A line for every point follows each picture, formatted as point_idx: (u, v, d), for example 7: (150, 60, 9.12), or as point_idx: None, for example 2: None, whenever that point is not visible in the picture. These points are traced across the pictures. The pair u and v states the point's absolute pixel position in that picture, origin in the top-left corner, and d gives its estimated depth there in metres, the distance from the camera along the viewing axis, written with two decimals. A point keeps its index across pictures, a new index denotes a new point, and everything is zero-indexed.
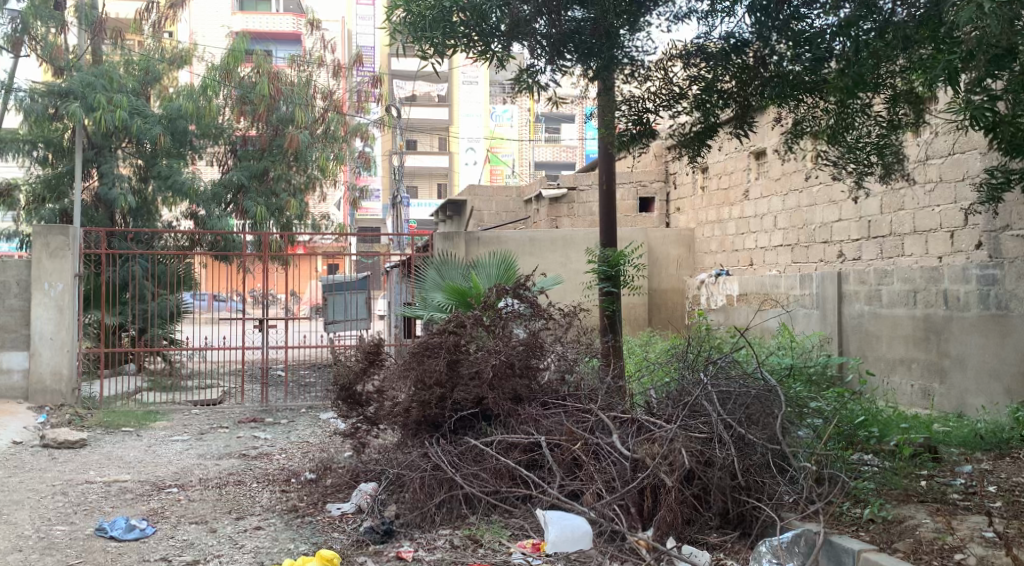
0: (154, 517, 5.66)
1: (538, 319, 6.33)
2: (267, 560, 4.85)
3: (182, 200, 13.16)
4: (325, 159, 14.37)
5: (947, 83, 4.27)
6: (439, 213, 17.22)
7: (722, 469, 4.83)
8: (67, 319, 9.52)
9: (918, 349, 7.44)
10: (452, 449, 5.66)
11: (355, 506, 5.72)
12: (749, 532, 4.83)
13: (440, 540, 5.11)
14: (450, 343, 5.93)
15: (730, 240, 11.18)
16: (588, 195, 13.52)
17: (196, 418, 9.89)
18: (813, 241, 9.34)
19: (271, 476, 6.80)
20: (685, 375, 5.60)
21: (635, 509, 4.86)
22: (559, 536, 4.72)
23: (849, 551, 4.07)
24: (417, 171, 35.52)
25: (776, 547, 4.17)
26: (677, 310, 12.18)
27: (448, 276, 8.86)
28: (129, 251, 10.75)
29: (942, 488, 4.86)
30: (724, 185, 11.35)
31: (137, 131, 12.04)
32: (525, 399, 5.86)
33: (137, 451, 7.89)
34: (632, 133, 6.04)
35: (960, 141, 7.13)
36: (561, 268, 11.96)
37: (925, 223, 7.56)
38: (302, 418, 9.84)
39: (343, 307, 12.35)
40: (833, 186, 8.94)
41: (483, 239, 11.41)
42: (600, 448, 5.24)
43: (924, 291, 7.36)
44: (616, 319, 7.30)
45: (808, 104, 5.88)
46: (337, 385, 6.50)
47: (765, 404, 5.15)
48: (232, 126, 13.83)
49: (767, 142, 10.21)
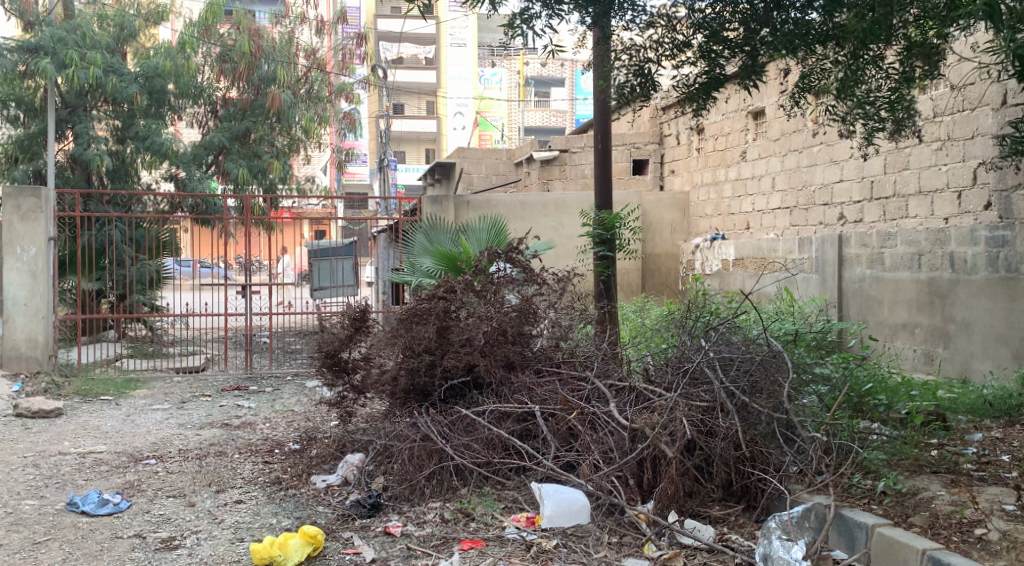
0: (130, 490, 5.40)
1: (531, 285, 6.06)
2: (247, 537, 4.60)
3: (162, 163, 12.78)
4: (309, 120, 13.88)
5: (992, 21, 3.96)
6: (427, 176, 16.85)
7: (725, 440, 4.64)
8: (42, 285, 9.19)
9: (921, 314, 7.22)
10: (442, 419, 5.41)
11: (342, 478, 5.49)
12: (754, 505, 4.63)
13: (430, 514, 4.86)
14: (439, 310, 5.67)
15: (726, 203, 10.89)
16: (580, 158, 13.17)
17: (178, 386, 9.62)
18: (813, 203, 9.08)
19: (253, 446, 6.55)
20: (684, 341, 5.36)
21: (634, 481, 4.67)
22: (556, 511, 4.47)
23: (862, 526, 3.85)
24: (405, 136, 34.91)
25: (786, 522, 3.90)
26: (672, 276, 11.95)
27: (437, 240, 8.57)
28: (105, 213, 10.40)
29: (954, 458, 4.65)
30: (720, 146, 11.03)
31: (113, 90, 11.64)
32: (518, 366, 5.61)
33: (115, 421, 7.61)
34: (635, 85, 5.62)
35: (971, 95, 6.82)
36: (554, 232, 11.66)
37: (930, 182, 7.30)
38: (287, 386, 9.59)
39: (328, 274, 12.09)
40: (835, 145, 8.64)
41: (473, 202, 11.09)
42: (597, 417, 5.04)
43: (929, 254, 7.15)
44: (611, 285, 7.05)
45: (817, 56, 5.59)
46: (322, 352, 6.23)
47: (770, 371, 4.92)
48: (212, 86, 13.45)
49: (766, 100, 9.90)
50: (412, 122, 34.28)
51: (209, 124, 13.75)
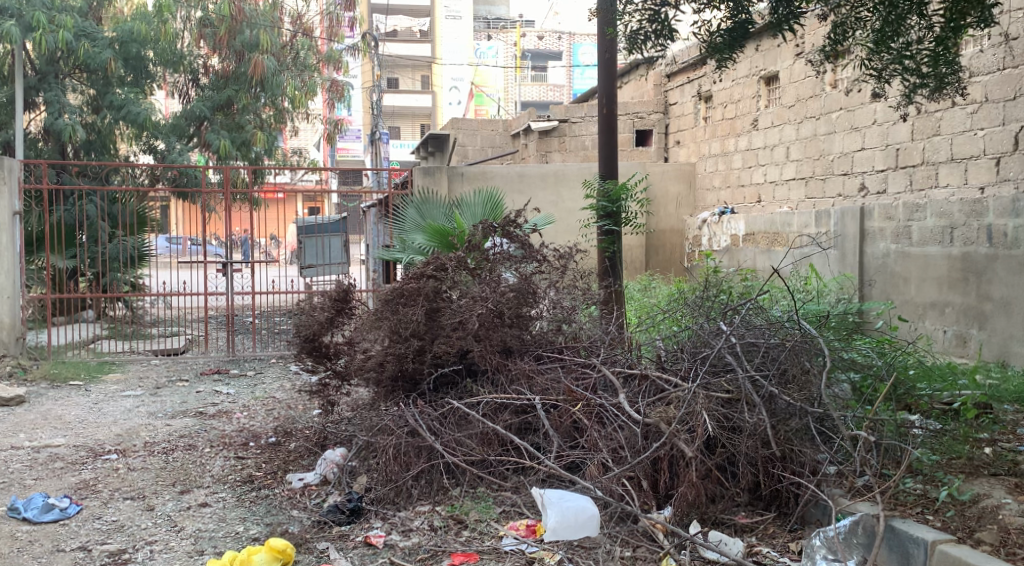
0: (82, 492, 4.84)
1: (530, 262, 5.51)
2: (208, 549, 4.04)
3: (140, 135, 12.16)
4: (295, 89, 13.16)
5: None
6: (420, 149, 16.20)
7: (752, 437, 4.06)
8: (6, 262, 8.59)
9: (953, 292, 6.64)
10: (432, 412, 4.84)
11: (320, 477, 4.93)
12: (786, 512, 4.05)
13: (418, 520, 4.30)
14: (429, 289, 5.08)
15: (735, 175, 10.29)
16: (581, 128, 12.57)
17: (154, 369, 9.05)
18: (831, 173, 8.50)
19: (227, 439, 5.97)
20: (703, 325, 4.80)
21: (648, 484, 4.11)
22: (561, 522, 3.80)
23: (919, 541, 3.30)
24: (400, 111, 33.62)
25: (832, 539, 3.41)
26: (677, 252, 11.33)
27: (429, 215, 7.94)
28: (76, 186, 9.77)
29: (1013, 457, 4.06)
30: (729, 114, 10.39)
31: (84, 56, 10.99)
32: (515, 352, 5.05)
33: (80, 409, 7.04)
34: (649, 32, 5.05)
35: (1012, 52, 6.25)
36: (554, 206, 11.07)
37: (964, 149, 6.75)
38: (271, 370, 9.01)
39: (317, 253, 11.13)
40: (857, 110, 8.03)
41: (467, 174, 10.47)
42: (605, 411, 4.49)
43: (962, 226, 6.56)
44: (617, 261, 6.48)
45: (852, 2, 5.03)
46: (300, 337, 5.69)
47: (800, 359, 4.37)
48: (192, 51, 12.75)
49: (780, 64, 9.28)
50: (406, 96, 33.42)
51: (190, 94, 13.09)
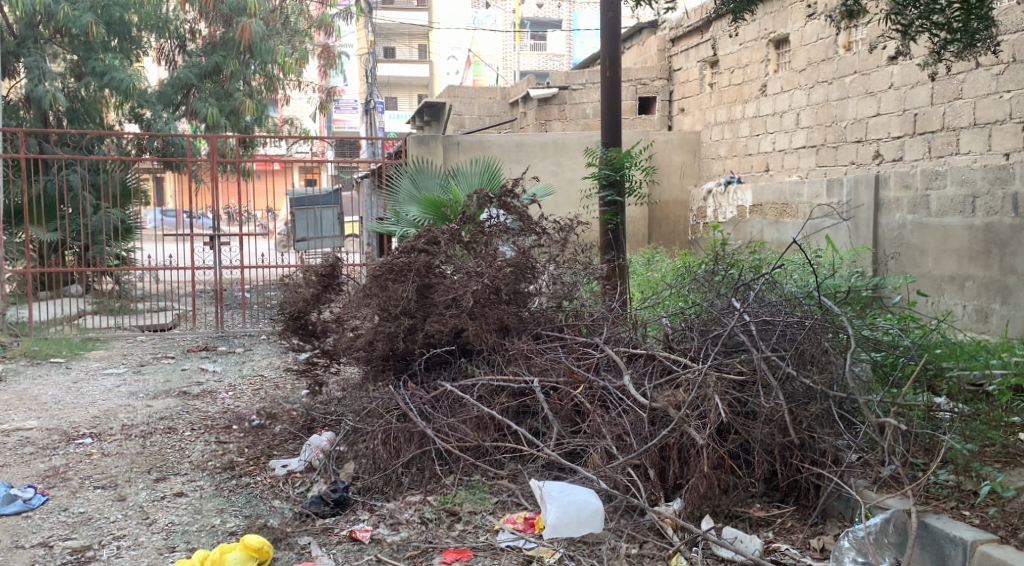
0: (50, 480, 4.53)
1: (528, 235, 5.18)
2: (180, 545, 3.74)
3: (125, 102, 11.73)
4: (285, 56, 12.70)
5: None
6: (416, 118, 15.78)
7: (768, 424, 3.75)
8: None
9: (974, 265, 6.32)
10: (424, 395, 4.53)
11: (305, 463, 4.60)
12: (805, 504, 3.76)
13: (408, 512, 4.00)
14: (421, 264, 4.76)
15: (741, 144, 9.91)
16: (582, 95, 12.14)
17: (140, 346, 8.72)
18: (843, 141, 8.13)
19: (209, 421, 5.65)
20: (715, 302, 4.46)
21: (656, 473, 3.80)
22: (561, 519, 3.42)
23: (958, 542, 3.06)
24: (396, 81, 33.06)
25: (861, 541, 3.20)
26: (681, 224, 10.99)
27: (424, 185, 7.56)
28: (56, 156, 9.34)
29: None
30: (736, 80, 9.98)
31: (64, 19, 10.52)
32: (512, 331, 4.72)
33: (58, 389, 6.71)
34: None
35: None
36: (553, 176, 10.69)
37: (987, 113, 6.38)
38: (261, 346, 8.69)
39: (309, 225, 10.57)
40: (872, 74, 7.65)
41: (463, 144, 10.10)
42: (608, 394, 4.17)
43: (986, 195, 6.21)
44: (620, 234, 6.11)
45: None
46: (285, 314, 5.38)
47: (819, 339, 4.04)
48: (179, 16, 12.30)
49: (790, 26, 8.90)
50: (401, 66, 32.83)
51: (177, 61, 12.65)
